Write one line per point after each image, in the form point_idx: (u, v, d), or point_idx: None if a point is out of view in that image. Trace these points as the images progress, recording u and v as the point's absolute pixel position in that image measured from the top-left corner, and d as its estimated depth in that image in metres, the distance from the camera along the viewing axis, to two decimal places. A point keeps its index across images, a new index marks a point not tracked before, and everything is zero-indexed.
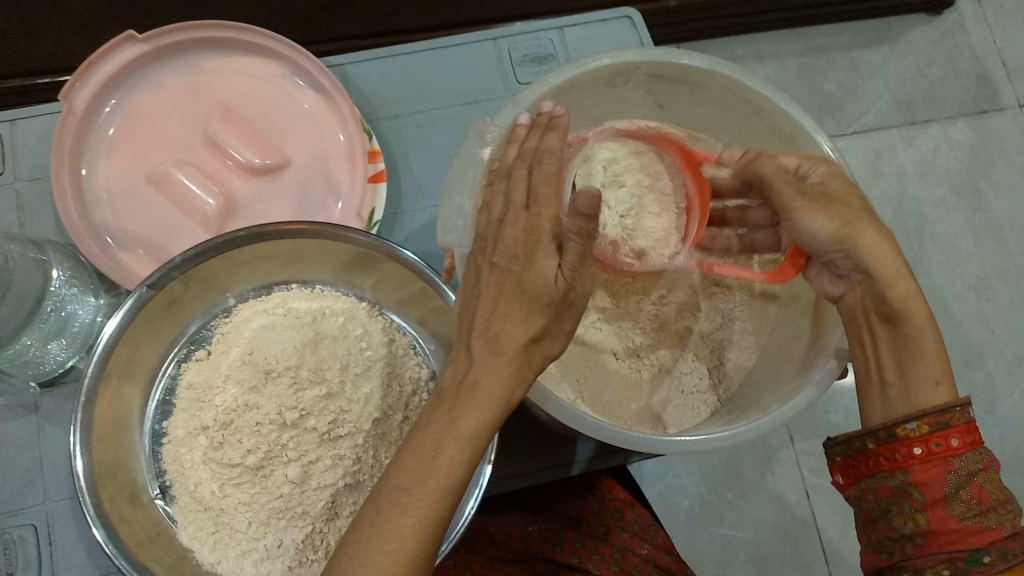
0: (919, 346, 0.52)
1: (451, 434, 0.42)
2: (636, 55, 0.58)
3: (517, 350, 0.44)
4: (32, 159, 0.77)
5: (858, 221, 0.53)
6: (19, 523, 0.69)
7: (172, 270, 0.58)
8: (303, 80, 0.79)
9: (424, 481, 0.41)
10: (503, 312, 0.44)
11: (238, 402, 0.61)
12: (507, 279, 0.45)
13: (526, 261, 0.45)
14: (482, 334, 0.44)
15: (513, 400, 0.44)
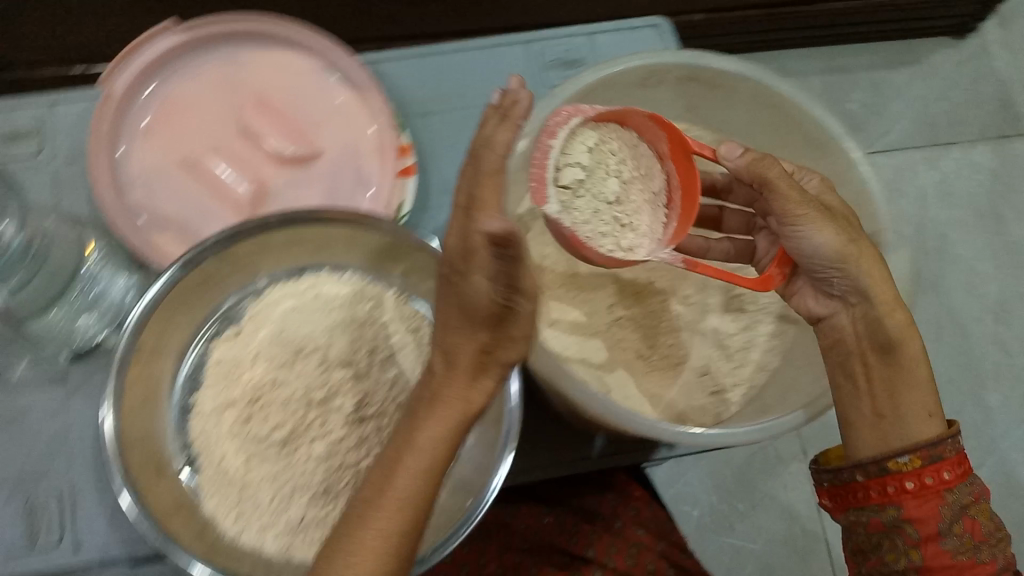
0: (913, 376, 0.55)
1: (410, 448, 0.46)
2: (670, 58, 0.59)
3: (470, 363, 0.45)
4: (70, 139, 0.77)
5: (860, 243, 0.56)
6: (45, 490, 0.70)
7: (204, 250, 0.60)
8: (336, 73, 0.78)
9: (385, 494, 0.45)
10: (451, 325, 0.45)
11: (268, 378, 0.64)
12: (450, 293, 0.45)
13: (461, 273, 0.43)
14: (442, 351, 0.46)
15: (474, 409, 0.46)
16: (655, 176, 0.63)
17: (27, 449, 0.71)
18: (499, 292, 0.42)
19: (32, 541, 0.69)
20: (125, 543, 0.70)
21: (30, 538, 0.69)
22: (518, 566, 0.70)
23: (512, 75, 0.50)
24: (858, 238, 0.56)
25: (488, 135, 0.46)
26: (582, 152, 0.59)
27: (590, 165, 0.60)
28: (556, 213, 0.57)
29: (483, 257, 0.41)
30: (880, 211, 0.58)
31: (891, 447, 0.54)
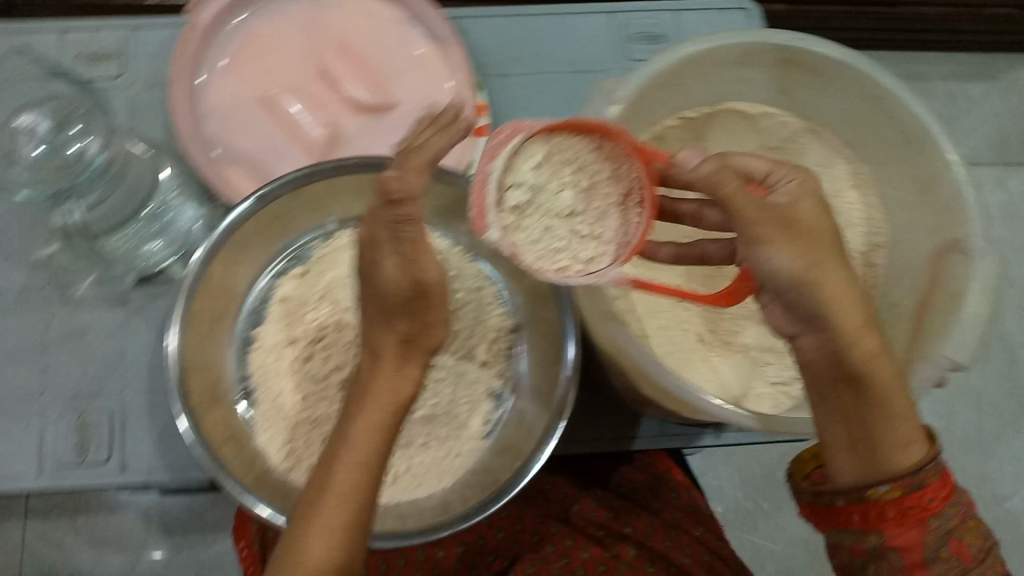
0: (891, 405, 0.48)
1: (342, 445, 0.47)
2: (772, 37, 0.58)
3: (391, 351, 0.49)
4: (151, 66, 0.77)
5: (824, 263, 0.49)
6: (97, 407, 0.72)
7: (281, 186, 0.61)
8: (419, 27, 0.78)
9: (323, 496, 0.46)
10: (375, 321, 0.49)
11: (333, 321, 0.65)
12: (367, 290, 0.50)
13: (371, 261, 0.49)
14: (370, 350, 0.50)
15: (402, 397, 0.49)
16: (620, 176, 0.55)
17: (83, 365, 0.72)
18: (405, 271, 0.48)
19: (81, 456, 0.70)
20: (170, 468, 0.71)
21: (79, 452, 0.71)
22: (554, 536, 0.71)
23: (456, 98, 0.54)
24: (822, 259, 0.48)
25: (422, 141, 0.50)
26: (526, 170, 0.54)
27: (534, 182, 0.55)
28: (496, 240, 0.52)
29: (385, 233, 0.48)
30: (970, 217, 0.56)
31: (859, 475, 0.49)
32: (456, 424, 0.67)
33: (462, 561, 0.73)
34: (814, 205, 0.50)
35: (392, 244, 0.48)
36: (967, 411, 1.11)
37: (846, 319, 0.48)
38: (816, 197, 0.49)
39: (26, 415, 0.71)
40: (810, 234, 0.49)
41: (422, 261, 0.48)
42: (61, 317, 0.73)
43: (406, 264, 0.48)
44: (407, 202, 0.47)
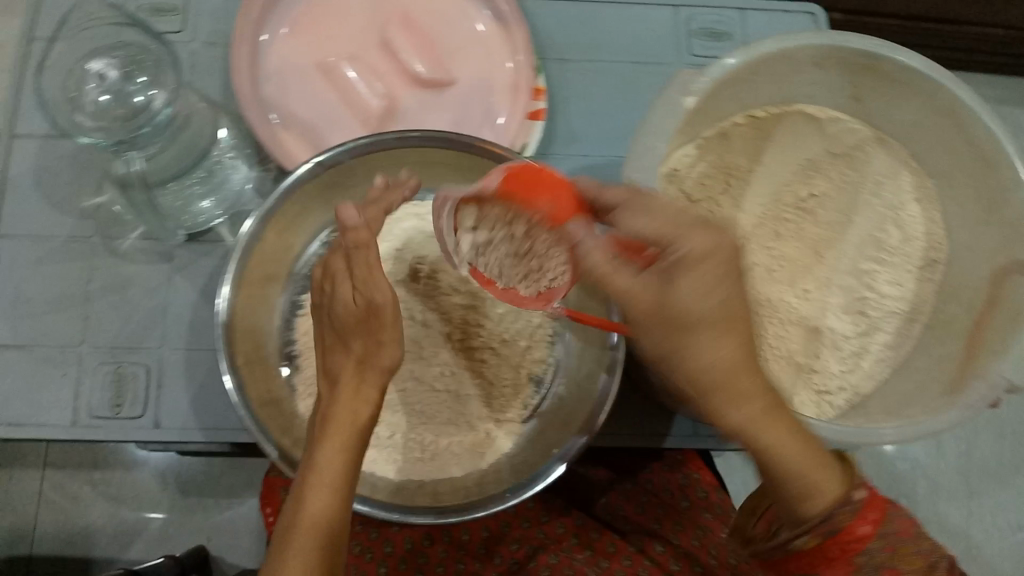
0: (787, 465, 0.47)
1: (309, 463, 0.49)
2: (857, 42, 0.58)
3: (351, 373, 0.53)
4: (212, 24, 0.76)
5: (681, 348, 0.47)
6: (135, 361, 0.71)
7: (342, 153, 0.61)
8: (484, 5, 0.77)
9: (305, 506, 0.48)
10: (333, 348, 0.55)
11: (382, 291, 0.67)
12: (326, 322, 0.56)
13: (325, 296, 0.56)
14: (328, 379, 0.54)
15: (362, 419, 0.51)
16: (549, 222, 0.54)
17: (123, 318, 0.72)
18: (355, 296, 0.54)
19: (115, 409, 0.70)
20: (203, 428, 0.71)
21: (114, 405, 0.70)
22: (579, 529, 0.72)
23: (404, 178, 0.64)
24: (684, 343, 0.47)
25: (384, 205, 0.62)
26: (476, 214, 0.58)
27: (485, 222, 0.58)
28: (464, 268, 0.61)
29: (339, 262, 0.56)
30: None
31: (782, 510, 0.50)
32: (496, 405, 0.67)
33: (486, 546, 0.73)
34: (689, 287, 0.45)
35: (341, 273, 0.55)
36: (990, 437, 1.09)
37: (726, 380, 0.47)
38: (708, 266, 0.45)
39: (63, 365, 0.71)
40: (702, 318, 0.46)
41: (368, 278, 0.53)
42: (105, 268, 0.73)
43: (355, 294, 0.54)
44: (353, 229, 0.53)
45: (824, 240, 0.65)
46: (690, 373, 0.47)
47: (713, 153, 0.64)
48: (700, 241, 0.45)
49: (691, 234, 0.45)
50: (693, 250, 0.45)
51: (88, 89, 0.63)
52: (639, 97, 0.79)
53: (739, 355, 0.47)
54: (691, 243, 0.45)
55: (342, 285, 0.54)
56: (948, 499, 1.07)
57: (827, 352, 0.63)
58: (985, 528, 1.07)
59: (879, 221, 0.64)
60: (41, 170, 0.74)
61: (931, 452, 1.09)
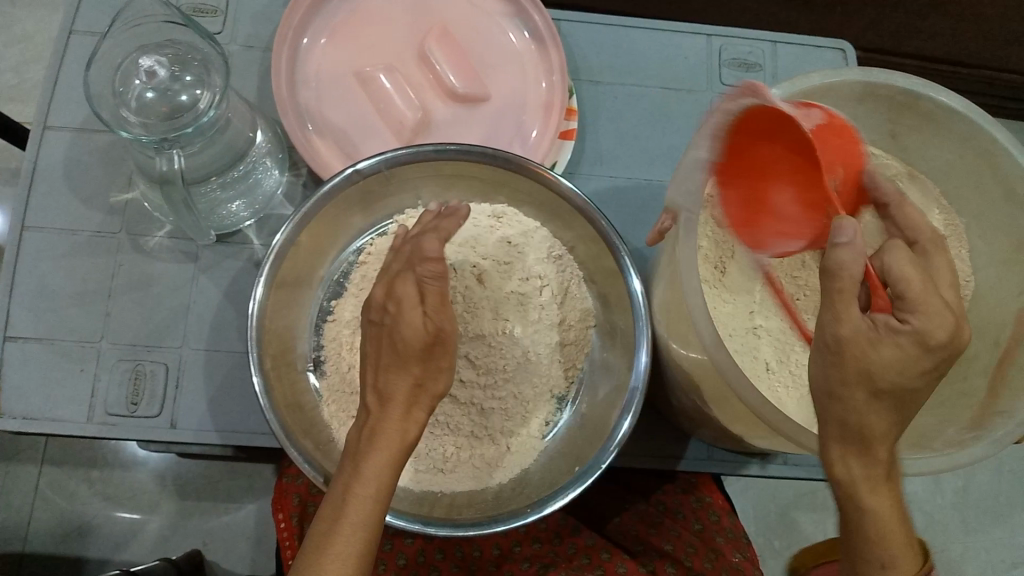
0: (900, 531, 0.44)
1: (355, 478, 0.47)
2: (898, 79, 0.59)
3: (404, 396, 0.49)
4: (251, 28, 0.79)
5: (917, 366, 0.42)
6: (154, 360, 0.71)
7: (381, 163, 0.61)
8: (522, 24, 0.78)
9: (341, 520, 0.47)
10: (387, 369, 0.49)
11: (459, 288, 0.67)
12: (386, 339, 0.50)
13: (394, 316, 0.51)
14: (376, 396, 0.50)
15: (409, 439, 0.49)
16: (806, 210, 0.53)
17: (145, 315, 0.72)
18: (432, 321, 0.50)
19: (131, 407, 0.70)
20: (218, 431, 0.70)
21: (130, 403, 0.70)
22: (590, 548, 0.69)
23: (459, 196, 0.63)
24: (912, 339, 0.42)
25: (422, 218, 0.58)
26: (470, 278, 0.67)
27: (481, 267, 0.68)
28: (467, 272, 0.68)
29: (409, 287, 0.52)
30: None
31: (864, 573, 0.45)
32: (519, 421, 0.66)
33: (496, 565, 0.71)
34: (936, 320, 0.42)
35: (417, 296, 0.51)
36: (986, 474, 1.09)
37: (879, 425, 0.42)
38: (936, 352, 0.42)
39: (82, 360, 0.70)
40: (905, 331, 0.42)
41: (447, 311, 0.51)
42: (130, 264, 0.73)
43: (425, 320, 0.50)
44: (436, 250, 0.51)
45: None
46: (859, 418, 0.42)
47: None
48: (950, 329, 0.42)
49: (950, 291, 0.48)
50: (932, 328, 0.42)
51: (134, 84, 0.63)
52: (669, 121, 0.80)
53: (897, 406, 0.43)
54: (941, 334, 0.42)
55: (413, 304, 0.50)
56: (944, 533, 1.08)
57: None
58: (977, 563, 1.07)
59: None
60: (73, 163, 0.75)
61: (929, 488, 1.09)
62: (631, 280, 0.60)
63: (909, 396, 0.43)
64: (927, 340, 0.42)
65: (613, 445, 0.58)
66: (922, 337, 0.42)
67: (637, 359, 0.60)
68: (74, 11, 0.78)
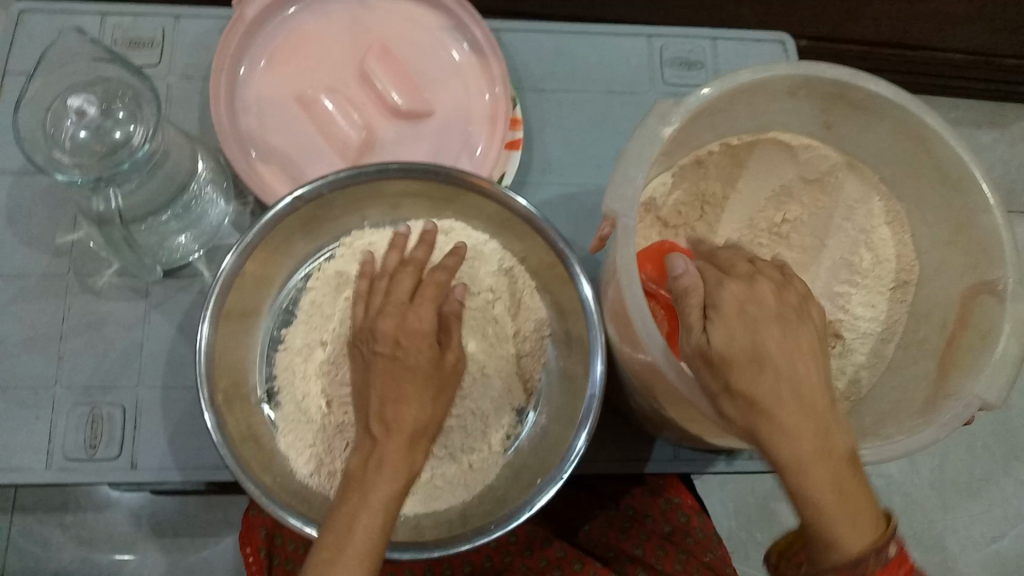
0: (847, 489, 0.43)
1: (365, 505, 0.48)
2: (828, 70, 0.59)
3: (413, 426, 0.52)
4: (189, 58, 0.78)
5: (761, 328, 0.45)
6: (110, 401, 0.70)
7: (322, 187, 0.61)
8: (461, 37, 0.78)
9: (347, 549, 0.47)
10: (396, 396, 0.52)
11: None
12: (393, 372, 0.53)
13: (409, 353, 0.54)
14: (381, 424, 0.51)
15: (414, 470, 0.51)
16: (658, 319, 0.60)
17: (98, 355, 0.71)
18: (440, 361, 0.55)
19: (90, 450, 0.69)
20: (179, 468, 0.69)
21: (89, 445, 0.69)
22: (562, 560, 0.68)
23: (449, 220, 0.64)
24: (724, 312, 0.45)
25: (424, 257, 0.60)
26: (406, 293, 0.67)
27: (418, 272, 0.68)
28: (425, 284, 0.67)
29: (419, 321, 0.55)
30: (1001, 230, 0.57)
31: (820, 545, 0.44)
32: (478, 436, 0.66)
33: None
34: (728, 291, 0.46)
35: (427, 334, 0.55)
36: (959, 449, 1.10)
37: (773, 393, 0.43)
38: (743, 311, 0.45)
39: (37, 407, 0.69)
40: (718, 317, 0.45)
41: (449, 356, 0.56)
42: (80, 305, 0.72)
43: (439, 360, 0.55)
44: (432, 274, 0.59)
45: (799, 263, 0.69)
46: (748, 392, 0.43)
47: (688, 181, 0.66)
48: (733, 295, 0.46)
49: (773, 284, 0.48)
50: (726, 305, 0.46)
51: (66, 125, 0.62)
52: (614, 124, 0.80)
53: (774, 365, 0.44)
54: (722, 300, 0.46)
55: (426, 346, 0.54)
56: (922, 511, 1.08)
57: None
58: (958, 539, 1.08)
59: (851, 244, 0.66)
60: (17, 207, 0.74)
61: (904, 468, 1.10)
62: (584, 286, 0.60)
63: (780, 352, 0.44)
64: (718, 307, 0.46)
65: (573, 453, 0.58)
66: (719, 306, 0.46)
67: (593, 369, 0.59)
68: (7, 54, 0.77)
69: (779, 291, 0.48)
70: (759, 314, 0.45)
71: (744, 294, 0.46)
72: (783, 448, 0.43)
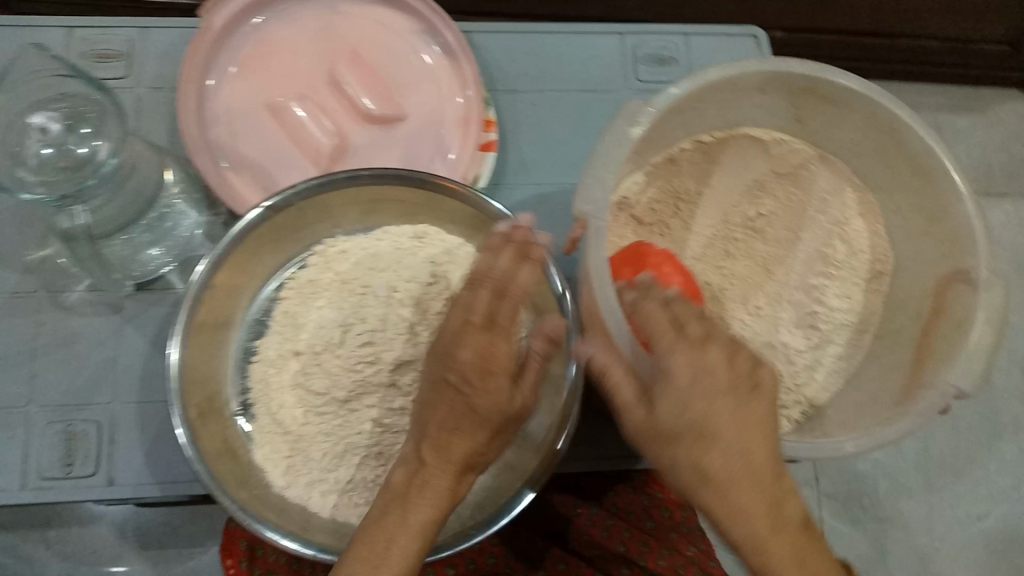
0: (806, 556, 0.45)
1: (403, 528, 0.49)
2: (797, 66, 0.59)
3: (466, 460, 0.51)
4: (156, 68, 0.77)
5: (714, 400, 0.45)
6: (85, 418, 0.69)
7: (291, 196, 0.60)
8: (432, 39, 0.78)
9: (377, 570, 0.47)
10: (452, 427, 0.50)
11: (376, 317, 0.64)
12: (465, 407, 0.50)
13: (482, 389, 0.50)
14: (434, 447, 0.51)
15: (457, 497, 0.52)
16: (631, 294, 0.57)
17: (72, 372, 0.70)
18: (512, 395, 0.51)
19: (67, 468, 0.68)
20: (157, 483, 0.69)
21: (65, 463, 0.68)
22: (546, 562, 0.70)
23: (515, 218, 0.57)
24: (674, 383, 0.45)
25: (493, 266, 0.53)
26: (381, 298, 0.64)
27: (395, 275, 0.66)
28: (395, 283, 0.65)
29: (500, 349, 0.51)
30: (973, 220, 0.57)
31: None
32: None
33: None
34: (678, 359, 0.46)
35: (502, 365, 0.51)
36: None
37: (723, 470, 0.44)
38: (695, 386, 0.45)
39: (11, 427, 0.68)
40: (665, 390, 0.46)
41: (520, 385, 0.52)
42: (52, 322, 0.71)
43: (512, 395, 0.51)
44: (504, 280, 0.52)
45: (772, 258, 0.66)
46: (699, 468, 0.45)
47: (662, 178, 0.66)
48: (684, 363, 0.45)
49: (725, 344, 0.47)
50: (676, 376, 0.45)
51: (29, 142, 0.62)
52: (588, 123, 0.80)
53: (725, 442, 0.45)
54: (673, 369, 0.45)
55: (503, 380, 0.51)
56: None
57: (782, 367, 0.63)
58: None
59: (826, 237, 0.66)
60: None
61: None
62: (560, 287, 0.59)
63: (732, 430, 0.45)
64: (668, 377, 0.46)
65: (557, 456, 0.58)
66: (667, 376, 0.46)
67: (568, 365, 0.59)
68: None
69: (731, 354, 0.47)
70: (712, 388, 0.45)
71: (696, 363, 0.45)
72: (737, 527, 0.44)
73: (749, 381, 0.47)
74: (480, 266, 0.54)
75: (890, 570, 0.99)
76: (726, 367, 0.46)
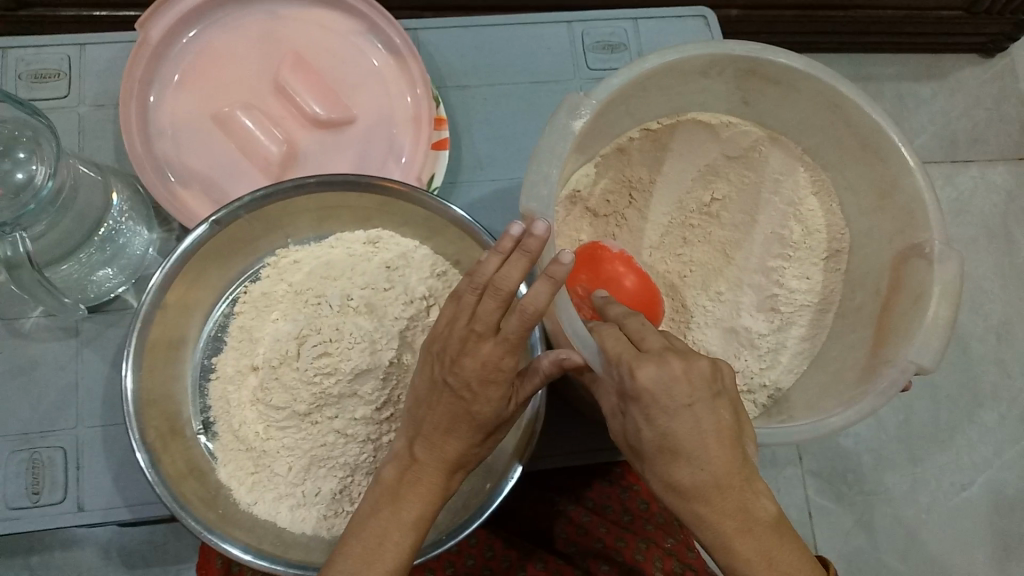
0: (777, 555, 0.42)
1: (396, 523, 0.48)
2: (738, 49, 0.58)
3: (458, 459, 0.50)
4: (99, 85, 0.76)
5: (671, 408, 0.44)
6: (49, 445, 0.68)
7: (238, 209, 0.59)
8: (378, 39, 0.77)
9: (370, 566, 0.46)
10: (448, 429, 0.49)
11: (332, 323, 0.62)
12: (462, 412, 0.49)
13: (483, 396, 0.48)
14: (427, 444, 0.50)
15: (449, 494, 0.51)
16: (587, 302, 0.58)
17: (33, 400, 0.69)
18: (509, 400, 0.50)
19: (33, 497, 0.67)
20: (127, 506, 0.68)
21: (31, 493, 0.67)
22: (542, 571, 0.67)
23: (515, 221, 0.48)
24: (633, 396, 0.45)
25: (491, 272, 0.48)
26: (337, 305, 0.63)
27: (347, 279, 0.65)
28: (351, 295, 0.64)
29: (509, 361, 0.48)
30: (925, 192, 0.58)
31: None
32: None
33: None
34: (641, 371, 0.45)
35: (509, 374, 0.48)
36: None
37: (688, 478, 0.43)
38: (652, 402, 0.44)
39: None
40: (630, 405, 0.46)
41: (522, 388, 0.51)
42: (11, 350, 0.70)
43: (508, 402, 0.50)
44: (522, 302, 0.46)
45: (730, 242, 0.67)
46: (667, 478, 0.44)
47: (613, 169, 0.66)
48: (644, 375, 0.44)
49: (690, 354, 0.47)
50: (638, 390, 0.45)
51: None
52: (541, 115, 0.79)
53: (686, 452, 0.43)
54: (633, 383, 0.45)
55: (501, 389, 0.48)
56: None
57: (745, 351, 0.63)
58: None
59: (781, 218, 0.65)
60: None
61: None
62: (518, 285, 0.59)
63: (692, 438, 0.43)
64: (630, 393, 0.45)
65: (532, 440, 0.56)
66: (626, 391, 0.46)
67: (532, 353, 0.58)
68: None
69: (690, 363, 0.45)
70: (669, 402, 0.44)
71: (652, 381, 0.44)
72: (704, 530, 0.43)
73: (713, 387, 0.45)
74: (486, 271, 0.48)
75: (876, 542, 1.00)
76: (684, 375, 0.45)
